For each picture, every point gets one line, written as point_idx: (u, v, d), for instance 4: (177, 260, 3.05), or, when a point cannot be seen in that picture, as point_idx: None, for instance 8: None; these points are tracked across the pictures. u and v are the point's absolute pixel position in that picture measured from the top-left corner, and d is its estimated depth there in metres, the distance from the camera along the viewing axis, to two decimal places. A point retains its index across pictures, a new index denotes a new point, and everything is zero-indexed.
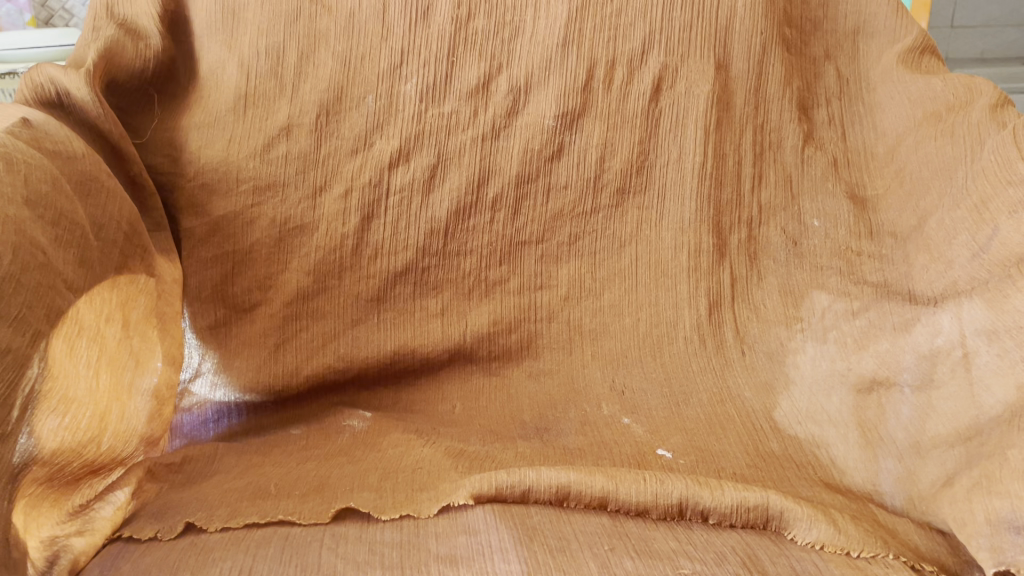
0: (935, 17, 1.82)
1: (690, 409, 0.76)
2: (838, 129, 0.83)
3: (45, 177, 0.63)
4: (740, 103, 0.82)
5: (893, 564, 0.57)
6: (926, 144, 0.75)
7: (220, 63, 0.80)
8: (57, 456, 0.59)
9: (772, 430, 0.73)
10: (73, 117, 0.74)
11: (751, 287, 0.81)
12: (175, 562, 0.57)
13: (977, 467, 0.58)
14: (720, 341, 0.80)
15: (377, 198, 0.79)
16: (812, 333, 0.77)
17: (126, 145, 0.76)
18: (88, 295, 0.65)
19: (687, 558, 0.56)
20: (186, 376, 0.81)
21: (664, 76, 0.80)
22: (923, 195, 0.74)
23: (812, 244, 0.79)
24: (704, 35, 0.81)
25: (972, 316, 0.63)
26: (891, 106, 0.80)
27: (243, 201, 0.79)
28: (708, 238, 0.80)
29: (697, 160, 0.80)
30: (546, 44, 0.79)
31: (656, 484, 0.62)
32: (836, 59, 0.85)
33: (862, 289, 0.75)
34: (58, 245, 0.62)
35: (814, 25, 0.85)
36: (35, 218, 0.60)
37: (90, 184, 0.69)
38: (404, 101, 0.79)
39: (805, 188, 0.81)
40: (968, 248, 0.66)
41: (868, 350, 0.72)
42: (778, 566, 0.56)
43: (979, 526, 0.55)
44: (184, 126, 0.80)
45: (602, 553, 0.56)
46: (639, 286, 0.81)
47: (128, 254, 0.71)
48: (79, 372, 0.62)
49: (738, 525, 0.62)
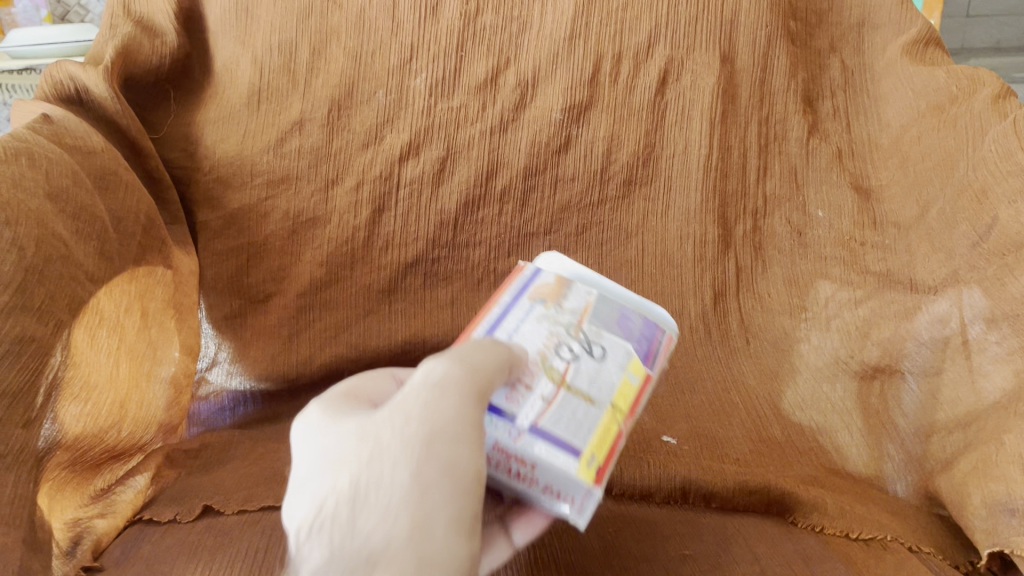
0: (950, 6, 1.80)
1: (694, 396, 0.75)
2: (842, 121, 0.83)
3: (64, 171, 0.66)
4: (746, 95, 0.82)
5: (891, 546, 0.58)
6: (928, 135, 0.75)
7: (233, 59, 0.81)
8: (79, 441, 0.61)
9: (775, 417, 0.73)
10: (91, 113, 0.76)
11: (756, 277, 0.82)
12: (193, 542, 0.60)
13: (973, 452, 0.60)
14: (725, 331, 0.80)
15: (387, 190, 0.81)
16: (816, 322, 0.77)
17: (143, 139, 0.78)
18: (108, 287, 0.67)
19: (689, 539, 0.57)
20: (203, 365, 0.83)
21: (669, 69, 0.81)
22: (925, 186, 0.74)
23: (817, 235, 0.80)
24: (709, 29, 0.81)
25: (971, 304, 0.65)
26: (896, 97, 0.80)
27: (257, 195, 0.81)
28: (713, 230, 0.82)
29: (703, 151, 0.81)
30: (554, 39, 0.80)
31: (660, 468, 0.64)
32: (840, 51, 0.85)
33: (865, 279, 0.76)
34: (79, 238, 0.64)
35: (819, 19, 0.86)
36: (57, 212, 0.63)
37: (108, 178, 0.71)
38: (413, 95, 0.80)
39: (810, 179, 0.82)
40: (968, 238, 0.67)
41: (870, 339, 0.73)
42: (778, 547, 0.57)
43: (976, 509, 0.56)
44: (199, 122, 0.82)
45: (606, 534, 0.58)
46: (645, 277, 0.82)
47: (147, 246, 0.73)
48: (100, 360, 0.64)
49: (740, 509, 0.63)
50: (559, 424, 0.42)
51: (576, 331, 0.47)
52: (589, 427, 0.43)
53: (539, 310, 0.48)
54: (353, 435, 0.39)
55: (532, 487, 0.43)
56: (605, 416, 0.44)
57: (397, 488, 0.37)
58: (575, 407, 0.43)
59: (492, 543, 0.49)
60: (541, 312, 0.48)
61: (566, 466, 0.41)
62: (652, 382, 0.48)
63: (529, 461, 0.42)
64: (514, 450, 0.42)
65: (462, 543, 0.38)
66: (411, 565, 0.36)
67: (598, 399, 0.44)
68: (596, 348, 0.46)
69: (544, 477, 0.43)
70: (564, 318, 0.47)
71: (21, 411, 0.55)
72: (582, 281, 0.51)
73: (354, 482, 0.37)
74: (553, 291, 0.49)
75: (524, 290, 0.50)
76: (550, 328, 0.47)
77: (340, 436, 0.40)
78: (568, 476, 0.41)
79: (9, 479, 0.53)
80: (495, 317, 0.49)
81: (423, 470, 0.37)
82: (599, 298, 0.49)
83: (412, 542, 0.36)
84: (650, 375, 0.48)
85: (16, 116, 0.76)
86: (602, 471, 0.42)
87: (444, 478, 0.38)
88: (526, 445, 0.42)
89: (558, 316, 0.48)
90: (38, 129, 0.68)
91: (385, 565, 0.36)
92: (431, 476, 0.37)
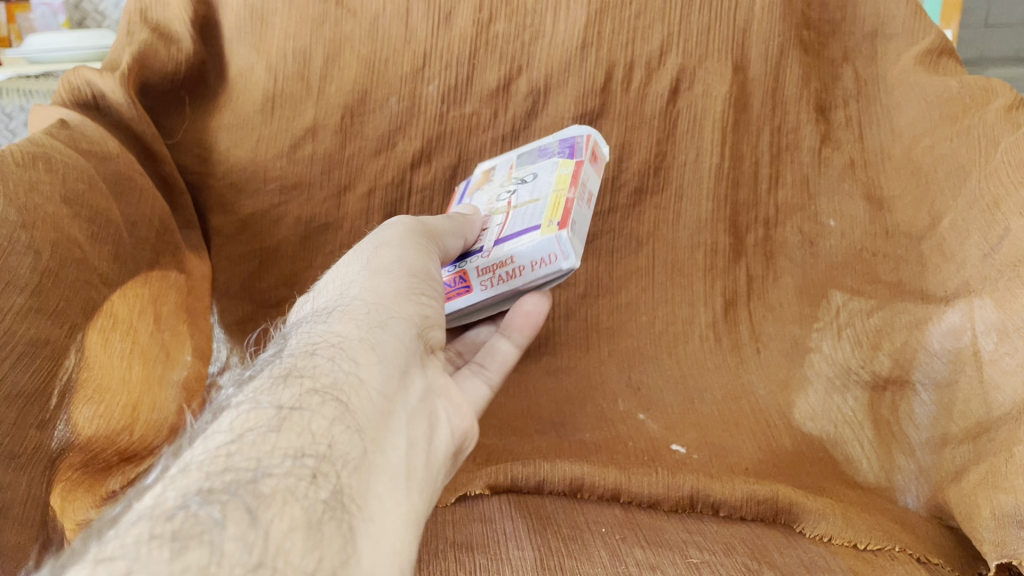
0: (969, 14, 1.75)
1: (705, 406, 0.75)
2: (856, 129, 0.82)
3: (80, 176, 0.67)
4: (758, 104, 0.81)
5: (899, 558, 0.58)
6: (942, 145, 0.74)
7: (248, 66, 0.81)
8: (91, 444, 0.60)
9: (785, 427, 0.73)
10: (108, 118, 0.77)
11: (767, 286, 0.81)
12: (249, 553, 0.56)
13: (984, 463, 0.59)
14: (735, 340, 0.79)
15: (400, 197, 0.83)
16: (827, 332, 0.77)
17: (158, 145, 0.79)
18: (121, 290, 0.67)
19: (697, 548, 0.57)
20: (215, 369, 0.81)
21: (682, 78, 0.80)
22: (938, 196, 0.73)
23: (828, 245, 0.80)
24: (721, 38, 0.80)
25: (984, 313, 0.64)
26: (908, 107, 0.79)
27: (270, 200, 0.82)
28: (724, 238, 0.81)
29: (714, 161, 0.81)
30: (566, 46, 0.79)
31: (668, 477, 0.64)
32: (854, 61, 0.83)
33: (876, 289, 0.76)
34: (93, 241, 0.65)
35: (832, 29, 0.84)
36: (73, 216, 0.64)
37: (123, 183, 0.72)
38: (426, 103, 0.81)
39: (822, 189, 0.81)
40: (980, 249, 0.67)
41: (882, 350, 0.73)
42: (785, 557, 0.57)
43: (986, 520, 0.56)
44: (213, 128, 0.82)
45: (613, 542, 0.58)
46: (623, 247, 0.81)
47: (160, 251, 0.74)
48: (114, 363, 0.64)
49: (748, 519, 0.63)
50: (512, 227, 0.63)
51: (508, 183, 0.71)
52: (540, 211, 0.63)
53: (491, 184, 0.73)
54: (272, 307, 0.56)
55: (527, 273, 0.62)
56: (549, 195, 0.64)
57: (354, 290, 0.46)
58: (524, 209, 0.64)
59: (515, 309, 0.65)
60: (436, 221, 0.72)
61: (531, 237, 0.61)
62: (587, 164, 0.69)
63: (506, 257, 0.62)
64: (490, 262, 0.62)
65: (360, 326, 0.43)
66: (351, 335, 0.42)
67: (539, 195, 0.65)
68: (527, 177, 0.69)
69: (524, 258, 0.62)
70: (500, 183, 0.72)
71: (34, 413, 0.56)
72: (505, 161, 0.77)
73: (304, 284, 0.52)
74: (484, 181, 0.75)
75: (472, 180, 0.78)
76: (490, 193, 0.71)
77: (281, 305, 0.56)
78: (541, 239, 0.60)
79: (21, 480, 0.54)
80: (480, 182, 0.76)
81: (370, 246, 0.51)
82: (498, 169, 0.76)
83: (365, 266, 0.49)
84: (582, 159, 0.69)
85: (34, 120, 0.77)
86: (562, 222, 0.61)
87: (382, 273, 0.48)
88: (495, 249, 0.62)
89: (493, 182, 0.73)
90: (55, 135, 0.69)
91: (337, 311, 0.44)
92: (371, 244, 0.51)
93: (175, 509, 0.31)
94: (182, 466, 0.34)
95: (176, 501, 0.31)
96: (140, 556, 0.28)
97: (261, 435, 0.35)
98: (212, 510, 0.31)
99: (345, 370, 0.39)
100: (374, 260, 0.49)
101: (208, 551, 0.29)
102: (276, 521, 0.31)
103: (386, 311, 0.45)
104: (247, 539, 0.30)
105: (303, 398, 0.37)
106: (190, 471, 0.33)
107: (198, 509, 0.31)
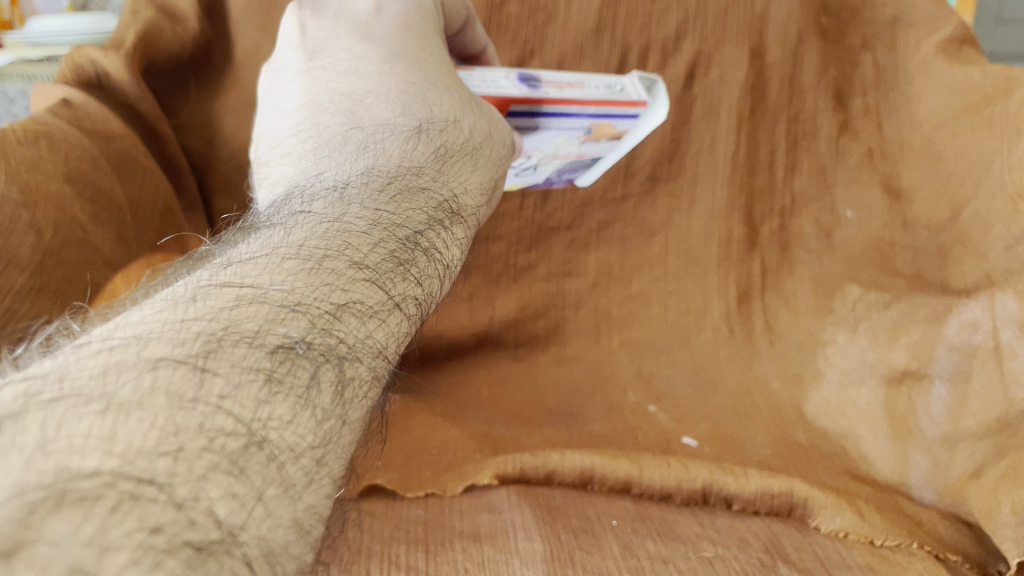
0: (981, 9, 1.72)
1: (718, 399, 0.74)
2: (875, 118, 0.80)
3: (83, 156, 0.65)
4: (775, 91, 0.80)
5: (917, 554, 0.57)
6: (961, 136, 0.72)
7: (254, 46, 0.79)
8: None
9: (798, 421, 0.72)
10: (112, 98, 0.75)
11: (782, 278, 0.79)
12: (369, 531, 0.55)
13: (1004, 459, 0.59)
14: (749, 332, 0.78)
15: None
16: (841, 324, 0.75)
17: (162, 126, 0.77)
18: (124, 271, 0.65)
19: (709, 542, 0.56)
20: None
21: (697, 63, 0.79)
22: (958, 186, 0.71)
23: (845, 236, 0.78)
24: (739, 23, 0.79)
25: (1004, 307, 0.63)
26: (928, 96, 0.76)
27: None
28: (738, 227, 0.80)
29: (729, 148, 0.80)
30: (580, 29, 0.77)
31: (680, 469, 0.63)
32: (874, 48, 0.80)
33: (895, 281, 0.74)
34: (96, 222, 0.64)
35: (852, 14, 0.81)
36: (75, 196, 0.63)
37: (127, 164, 0.70)
38: None
39: (840, 179, 0.80)
40: (1003, 239, 0.66)
41: (899, 343, 0.71)
42: (801, 553, 0.56)
43: (1005, 517, 0.56)
44: (218, 109, 0.80)
45: (625, 535, 0.57)
46: (633, 238, 0.81)
47: (164, 232, 0.72)
48: None
49: (762, 513, 0.62)
50: None
51: (549, 156, 0.68)
52: None
53: (574, 139, 0.67)
54: (405, 20, 0.52)
55: None
56: None
57: (464, 195, 0.46)
58: None
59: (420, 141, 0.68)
60: (576, 105, 0.62)
61: None
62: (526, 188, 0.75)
63: None
64: None
65: (459, 250, 0.43)
66: (451, 237, 0.42)
67: None
68: (534, 166, 0.69)
69: None
70: (565, 147, 0.67)
71: None
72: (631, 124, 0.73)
73: (433, 78, 0.50)
74: (603, 132, 0.69)
75: (613, 116, 0.68)
76: (560, 142, 0.66)
77: (409, 5, 0.53)
78: None
79: None
80: (583, 116, 0.64)
81: (490, 156, 0.51)
82: (608, 139, 0.72)
83: (472, 167, 0.49)
84: (533, 182, 0.74)
85: (37, 100, 0.75)
86: None
87: (479, 195, 0.48)
88: None
89: (569, 143, 0.67)
90: (58, 113, 0.68)
91: (458, 219, 0.44)
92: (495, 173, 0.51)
93: (278, 346, 0.29)
94: (294, 293, 0.31)
95: (285, 337, 0.29)
96: (239, 387, 0.27)
97: (369, 318, 0.33)
98: (309, 367, 0.30)
99: (438, 284, 0.40)
100: (477, 165, 0.49)
101: (297, 412, 0.28)
102: (350, 414, 0.31)
103: (470, 233, 0.45)
104: (329, 416, 0.30)
105: (407, 302, 0.36)
106: (303, 309, 0.31)
107: (301, 359, 0.30)
